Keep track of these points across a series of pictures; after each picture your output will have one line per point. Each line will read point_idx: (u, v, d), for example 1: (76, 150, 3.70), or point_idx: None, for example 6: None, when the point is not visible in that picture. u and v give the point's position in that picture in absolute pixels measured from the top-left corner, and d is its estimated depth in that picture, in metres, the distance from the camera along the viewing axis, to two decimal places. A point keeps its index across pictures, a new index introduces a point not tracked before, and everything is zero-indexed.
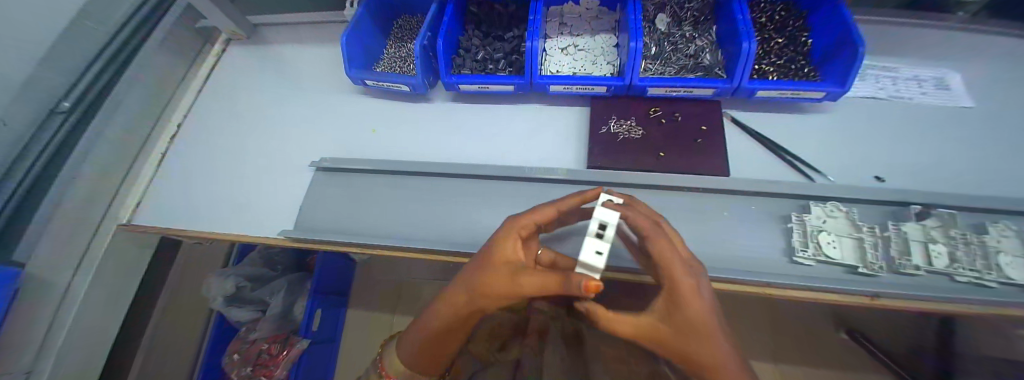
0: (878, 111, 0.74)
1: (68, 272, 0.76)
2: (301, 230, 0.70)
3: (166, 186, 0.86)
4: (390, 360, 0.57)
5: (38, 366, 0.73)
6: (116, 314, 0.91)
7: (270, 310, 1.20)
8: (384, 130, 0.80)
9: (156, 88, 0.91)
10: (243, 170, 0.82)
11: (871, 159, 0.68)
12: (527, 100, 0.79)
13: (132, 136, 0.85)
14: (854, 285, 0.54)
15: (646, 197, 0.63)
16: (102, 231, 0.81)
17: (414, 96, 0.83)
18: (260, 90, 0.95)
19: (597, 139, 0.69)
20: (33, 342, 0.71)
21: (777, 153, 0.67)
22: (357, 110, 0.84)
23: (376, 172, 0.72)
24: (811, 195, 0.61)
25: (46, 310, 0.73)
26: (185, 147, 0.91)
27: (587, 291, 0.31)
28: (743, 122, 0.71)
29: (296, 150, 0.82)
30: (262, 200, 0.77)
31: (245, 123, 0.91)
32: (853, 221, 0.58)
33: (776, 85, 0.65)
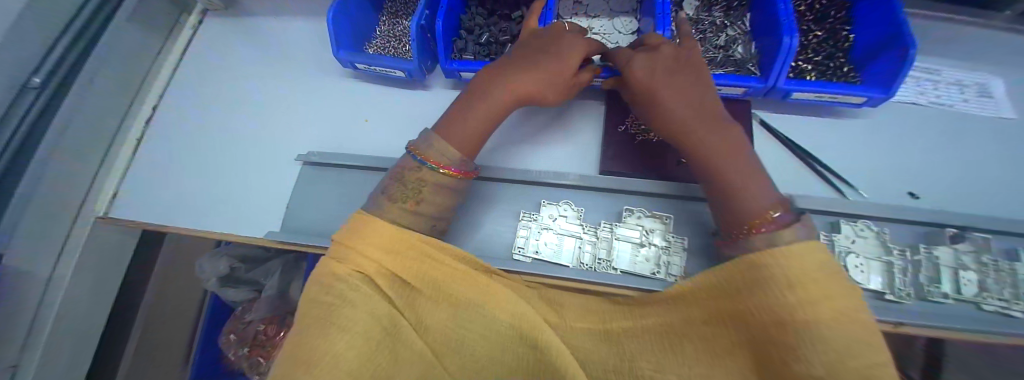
0: (918, 118, 0.68)
1: (49, 263, 0.71)
2: (290, 231, 0.65)
3: (146, 174, 0.79)
4: (438, 147, 0.46)
5: (25, 358, 0.71)
6: (104, 302, 0.88)
7: (266, 292, 1.16)
8: (376, 120, 0.72)
9: (130, 64, 0.81)
10: (226, 159, 0.76)
11: (906, 173, 0.63)
12: None
13: (106, 119, 0.77)
14: (880, 313, 0.51)
15: (662, 209, 0.58)
16: (80, 224, 0.75)
17: (410, 82, 0.75)
18: (242, 70, 0.86)
19: (612, 139, 0.63)
20: (17, 335, 0.68)
21: (808, 163, 0.61)
22: (347, 97, 0.76)
23: (370, 169, 0.66)
24: (842, 212, 0.56)
25: (28, 303, 0.69)
26: (162, 131, 0.83)
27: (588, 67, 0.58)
28: (774, 126, 0.64)
29: (282, 140, 0.75)
30: (247, 195, 0.71)
31: (226, 105, 0.82)
32: (884, 242, 0.54)
33: (815, 87, 0.58)
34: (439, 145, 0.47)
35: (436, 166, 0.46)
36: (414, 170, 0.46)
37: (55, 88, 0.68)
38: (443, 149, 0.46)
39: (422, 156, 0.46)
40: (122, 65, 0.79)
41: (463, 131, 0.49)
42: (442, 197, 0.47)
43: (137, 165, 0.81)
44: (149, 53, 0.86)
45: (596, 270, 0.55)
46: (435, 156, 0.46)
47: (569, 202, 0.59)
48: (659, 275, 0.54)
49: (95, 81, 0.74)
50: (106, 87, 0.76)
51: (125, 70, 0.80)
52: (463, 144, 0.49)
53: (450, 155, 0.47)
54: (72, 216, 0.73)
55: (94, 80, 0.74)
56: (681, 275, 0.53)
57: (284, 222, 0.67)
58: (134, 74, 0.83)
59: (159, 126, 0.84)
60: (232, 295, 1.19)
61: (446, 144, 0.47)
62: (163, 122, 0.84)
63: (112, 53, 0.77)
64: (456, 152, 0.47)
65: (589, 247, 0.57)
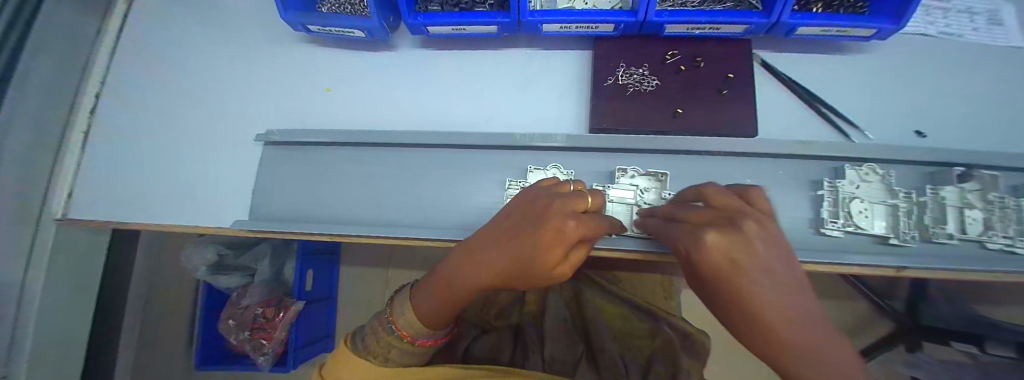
0: (927, 51, 0.63)
1: (19, 270, 0.64)
2: (261, 218, 0.61)
3: (99, 169, 0.70)
4: (405, 318, 0.48)
5: (13, 370, 0.66)
6: (86, 310, 0.82)
7: (258, 276, 1.14)
8: (340, 90, 0.65)
9: (70, 44, 0.68)
10: (176, 143, 0.68)
11: (914, 111, 0.59)
12: (514, 43, 0.63)
13: (52, 112, 0.65)
14: (884, 259, 0.49)
15: (658, 166, 0.54)
16: (42, 229, 0.67)
17: (372, 44, 0.66)
18: (184, 43, 0.74)
19: (601, 92, 0.56)
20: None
21: (813, 106, 0.56)
22: (302, 64, 0.67)
23: (337, 144, 0.60)
24: (846, 157, 0.53)
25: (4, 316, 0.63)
26: (110, 116, 0.72)
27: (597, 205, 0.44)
28: (775, 66, 0.58)
29: (234, 122, 0.66)
30: (207, 183, 0.64)
31: (169, 82, 0.72)
32: (889, 186, 0.51)
33: (821, 19, 0.52)
34: (405, 313, 0.49)
35: (401, 337, 0.48)
36: (383, 334, 0.48)
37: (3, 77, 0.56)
38: (406, 323, 0.48)
39: (393, 324, 0.48)
40: (62, 47, 0.66)
41: (427, 298, 0.47)
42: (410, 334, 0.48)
43: (93, 160, 0.71)
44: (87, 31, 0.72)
45: None
46: (403, 326, 0.48)
47: (557, 165, 0.55)
48: None
49: (33, 70, 0.61)
50: (45, 74, 0.63)
51: (66, 50, 0.67)
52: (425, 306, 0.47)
53: (411, 325, 0.48)
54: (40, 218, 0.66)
55: (30, 67, 0.61)
56: None
57: (252, 210, 0.62)
58: (76, 56, 0.70)
59: (105, 118, 0.72)
60: (225, 282, 1.15)
61: (412, 313, 0.48)
62: (115, 111, 0.72)
63: (47, 33, 0.63)
64: (421, 325, 0.48)
65: None
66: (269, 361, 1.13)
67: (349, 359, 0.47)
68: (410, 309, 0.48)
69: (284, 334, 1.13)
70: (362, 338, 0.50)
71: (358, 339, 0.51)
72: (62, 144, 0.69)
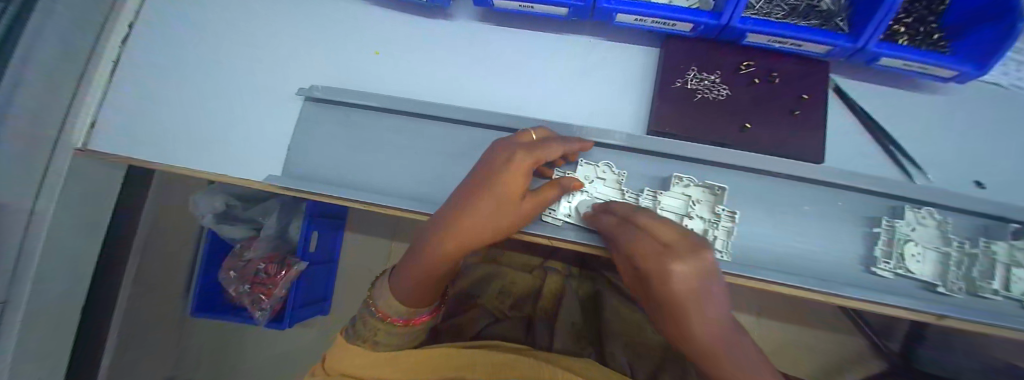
0: (998, 102, 0.61)
1: (28, 194, 0.61)
2: (294, 176, 0.58)
3: (124, 101, 0.67)
4: (384, 301, 0.51)
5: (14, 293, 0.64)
6: (90, 243, 0.80)
7: (264, 231, 1.14)
8: (390, 54, 0.61)
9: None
10: (210, 84, 0.65)
11: (977, 161, 0.57)
12: (578, 30, 0.60)
13: (80, 34, 0.61)
14: (929, 306, 0.48)
15: (717, 180, 0.52)
16: (58, 156, 0.64)
17: (427, 10, 0.63)
18: None
19: (667, 94, 0.54)
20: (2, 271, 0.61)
21: (880, 140, 0.54)
22: (351, 20, 0.63)
23: (382, 110, 0.58)
24: (907, 197, 0.51)
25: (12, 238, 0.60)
26: (140, 47, 0.69)
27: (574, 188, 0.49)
28: (848, 93, 0.56)
29: (274, 71, 0.63)
30: (239, 130, 0.62)
31: (207, 18, 0.68)
32: (944, 233, 0.50)
33: (909, 52, 0.50)
34: (384, 295, 0.51)
35: (383, 319, 0.50)
36: (368, 319, 0.51)
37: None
38: (386, 305, 0.50)
39: (375, 308, 0.51)
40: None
41: (401, 283, 0.49)
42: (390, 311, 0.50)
43: (120, 91, 0.67)
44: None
45: None
46: (382, 309, 0.50)
47: (609, 163, 0.52)
48: None
49: None
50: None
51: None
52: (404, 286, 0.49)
53: (389, 306, 0.50)
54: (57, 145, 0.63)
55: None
56: (727, 251, 0.49)
57: (283, 165, 0.59)
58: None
59: (139, 51, 0.69)
60: (228, 232, 1.14)
61: (390, 296, 0.50)
62: (147, 45, 0.69)
63: None
64: (400, 305, 0.50)
65: None
66: (267, 316, 1.13)
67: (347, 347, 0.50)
68: (388, 293, 0.51)
69: (283, 291, 1.12)
70: (354, 326, 0.53)
71: (351, 328, 0.53)
72: (86, 69, 0.65)
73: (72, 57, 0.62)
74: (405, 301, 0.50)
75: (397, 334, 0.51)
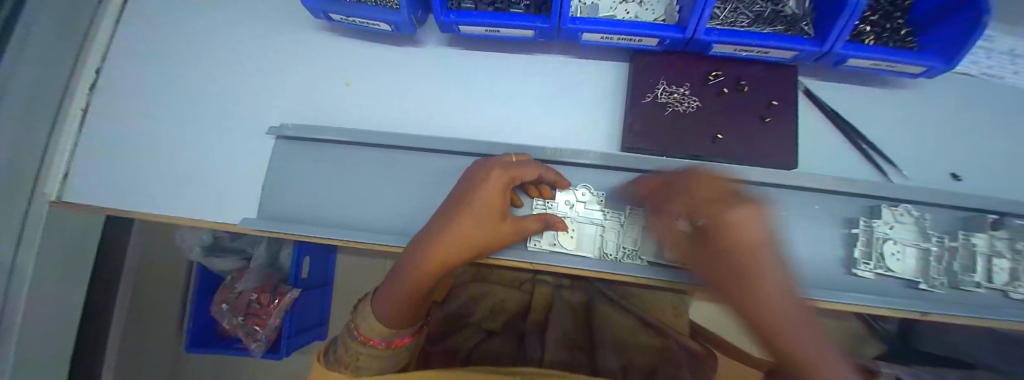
0: (968, 92, 0.61)
1: (8, 251, 0.60)
2: (272, 217, 0.58)
3: (100, 148, 0.66)
4: (366, 321, 0.46)
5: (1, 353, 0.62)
6: (77, 291, 0.78)
7: (254, 260, 1.14)
8: (360, 85, 0.61)
9: (72, 14, 0.62)
10: (181, 128, 0.64)
11: (950, 152, 0.57)
12: (548, 49, 0.60)
13: (50, 85, 0.60)
14: (913, 304, 0.49)
15: None
16: (34, 210, 0.62)
17: (395, 38, 0.62)
18: (192, 20, 0.69)
19: (638, 110, 0.54)
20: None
21: (853, 140, 0.55)
22: (319, 52, 0.63)
23: (355, 143, 0.57)
24: (884, 197, 0.51)
25: None
26: (110, 94, 0.68)
27: (559, 228, 0.49)
28: (818, 95, 0.56)
29: (245, 110, 0.62)
30: (213, 174, 0.61)
31: (175, 61, 0.67)
32: (923, 230, 0.51)
33: (874, 53, 0.50)
34: (366, 316, 0.46)
35: (365, 342, 0.45)
36: (349, 342, 0.46)
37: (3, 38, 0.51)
38: (367, 327, 0.45)
39: (357, 330, 0.46)
40: (65, 17, 0.61)
41: (383, 299, 0.44)
42: (372, 331, 0.45)
43: (91, 138, 0.66)
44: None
45: (621, 260, 0.51)
46: (365, 331, 0.45)
47: (587, 186, 0.53)
48: None
49: None
50: (48, 49, 0.58)
51: (68, 20, 0.61)
52: (384, 305, 0.44)
53: (371, 327, 0.45)
54: (33, 198, 0.61)
55: (30, 32, 0.55)
56: None
57: (261, 205, 0.58)
58: (78, 26, 0.64)
59: (109, 96, 0.68)
60: (218, 264, 1.13)
61: (371, 316, 0.46)
62: (119, 89, 0.68)
63: None
64: (382, 326, 0.45)
65: (612, 234, 0.52)
66: (262, 348, 1.10)
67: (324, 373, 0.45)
68: (370, 314, 0.46)
69: (278, 320, 1.09)
70: (334, 352, 0.48)
71: (329, 354, 0.48)
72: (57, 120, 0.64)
73: (43, 112, 0.60)
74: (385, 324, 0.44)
75: (381, 355, 0.46)
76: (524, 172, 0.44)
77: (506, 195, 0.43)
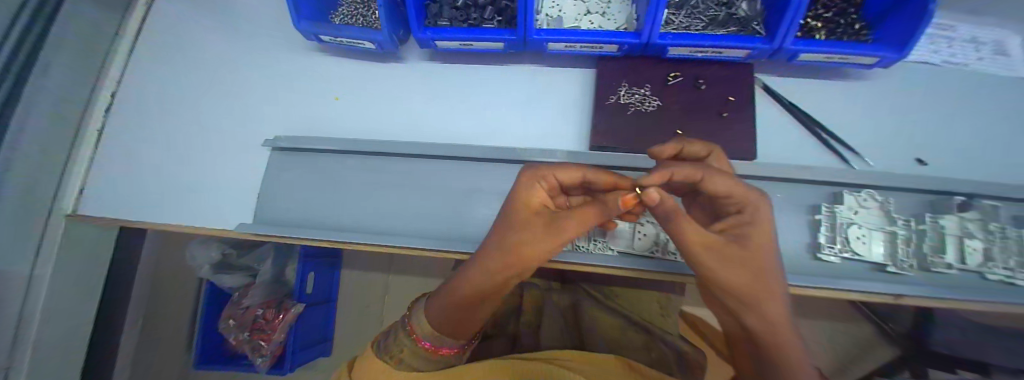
0: (933, 79, 0.63)
1: (28, 261, 0.66)
2: (266, 222, 0.62)
3: (114, 165, 0.72)
4: (421, 316, 0.45)
5: (16, 359, 0.67)
6: (90, 305, 0.83)
7: (260, 276, 1.13)
8: (349, 100, 0.66)
9: (88, 46, 0.70)
10: (188, 144, 0.70)
11: (916, 138, 0.59)
12: (519, 59, 0.64)
13: (67, 110, 0.67)
14: (880, 286, 0.49)
15: None
16: (52, 223, 0.69)
17: (381, 55, 0.68)
18: (197, 47, 0.76)
19: (603, 112, 0.57)
20: (3, 338, 0.64)
21: (812, 131, 0.57)
22: (312, 72, 0.69)
23: (343, 152, 0.62)
24: (846, 183, 0.53)
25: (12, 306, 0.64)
26: (124, 118, 0.75)
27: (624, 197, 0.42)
28: (777, 90, 0.59)
29: (245, 126, 0.68)
30: (216, 184, 0.66)
31: (183, 84, 0.74)
32: (888, 214, 0.52)
33: (823, 47, 0.53)
34: (421, 313, 0.45)
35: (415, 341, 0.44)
36: (399, 334, 0.45)
37: (17, 76, 0.57)
38: (419, 326, 0.44)
39: (409, 324, 0.45)
40: (83, 51, 0.68)
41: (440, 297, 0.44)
42: (428, 329, 0.44)
43: (105, 157, 0.73)
44: (106, 32, 0.74)
45: (593, 251, 0.53)
46: (417, 328, 0.44)
47: None
48: (659, 254, 0.52)
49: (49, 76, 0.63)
50: (62, 81, 0.65)
51: (82, 53, 0.69)
52: (439, 305, 0.43)
53: (423, 328, 0.44)
54: (48, 212, 0.68)
55: (47, 65, 0.63)
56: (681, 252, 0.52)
57: (257, 213, 0.63)
58: (91, 57, 0.71)
59: (123, 118, 0.75)
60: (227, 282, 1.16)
61: (425, 315, 0.45)
62: (130, 113, 0.75)
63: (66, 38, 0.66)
64: (435, 329, 0.43)
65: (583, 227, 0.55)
66: (266, 363, 1.12)
67: (371, 360, 0.43)
68: (424, 315, 0.44)
69: (282, 335, 1.11)
70: (385, 338, 0.47)
71: (377, 344, 0.46)
72: (76, 142, 0.71)
73: (61, 135, 0.67)
74: (437, 323, 0.43)
75: (431, 354, 0.44)
76: (536, 183, 0.38)
77: (523, 212, 0.37)
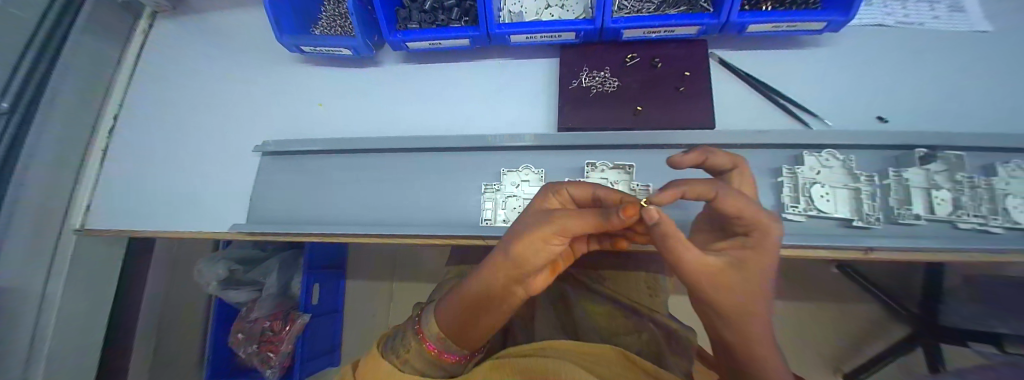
0: (888, 40, 0.64)
1: (40, 277, 0.71)
2: (257, 224, 0.65)
3: (118, 182, 0.77)
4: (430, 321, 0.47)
5: (30, 372, 0.70)
6: (102, 322, 0.85)
7: (267, 290, 1.14)
8: (331, 105, 0.70)
9: (90, 76, 0.76)
10: (187, 157, 0.74)
11: (874, 98, 0.60)
12: (488, 54, 0.68)
13: (73, 133, 0.74)
14: (848, 240, 0.50)
15: (626, 159, 0.56)
16: (62, 239, 0.74)
17: (358, 61, 0.72)
18: (193, 69, 0.81)
19: (566, 95, 0.60)
20: (16, 351, 0.68)
21: (768, 96, 0.59)
22: (296, 82, 0.73)
23: (325, 152, 0.65)
24: (805, 144, 0.54)
25: (24, 320, 0.68)
26: (126, 138, 0.80)
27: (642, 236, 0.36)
28: (732, 63, 0.62)
29: (237, 137, 0.73)
30: (213, 193, 0.70)
31: (181, 104, 0.79)
32: (850, 170, 0.53)
33: (768, 18, 0.55)
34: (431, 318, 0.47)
35: (425, 341, 0.45)
36: (408, 334, 0.47)
37: (25, 109, 0.66)
38: (428, 327, 0.46)
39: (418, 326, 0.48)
40: (86, 82, 0.75)
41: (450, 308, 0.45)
42: (431, 336, 0.45)
43: (109, 176, 0.78)
44: (109, 62, 0.80)
45: None
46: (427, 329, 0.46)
47: (529, 166, 0.58)
48: None
49: (56, 103, 0.71)
50: (65, 107, 0.72)
51: (86, 81, 0.75)
52: (448, 318, 0.44)
53: (432, 330, 0.46)
54: (57, 229, 0.73)
55: (54, 95, 0.70)
56: None
57: (250, 214, 0.67)
58: (96, 84, 0.77)
59: (123, 137, 0.80)
60: (234, 297, 1.16)
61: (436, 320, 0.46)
62: (132, 134, 0.80)
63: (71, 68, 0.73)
64: (444, 330, 0.45)
65: None
66: (276, 374, 1.13)
67: (376, 355, 0.45)
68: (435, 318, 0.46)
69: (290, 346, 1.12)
70: (392, 339, 0.49)
71: (387, 340, 0.49)
72: (83, 164, 0.77)
73: (66, 158, 0.73)
74: (444, 333, 0.45)
75: (434, 360, 0.45)
76: (550, 196, 0.37)
77: (532, 214, 0.36)
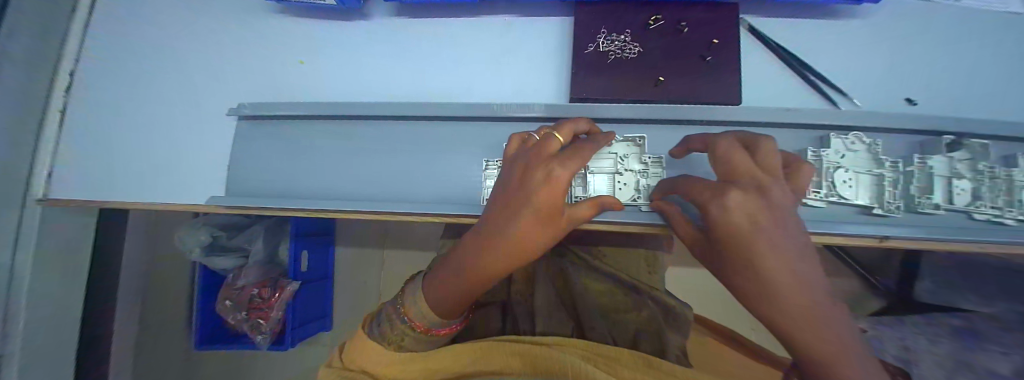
0: (932, 14, 0.59)
1: (6, 250, 0.65)
2: (240, 196, 0.60)
3: (82, 147, 0.69)
4: (416, 305, 0.43)
5: (8, 347, 0.66)
6: (78, 296, 0.80)
7: (252, 256, 1.11)
8: (314, 64, 0.63)
9: (47, 23, 0.65)
10: (155, 119, 0.66)
11: (906, 76, 0.57)
12: (494, 10, 0.60)
13: (31, 92, 0.65)
14: (868, 228, 0.49)
15: (636, 131, 0.53)
16: (26, 210, 0.67)
17: (345, 13, 0.63)
18: (157, 17, 0.70)
19: (581, 61, 0.54)
20: None
21: (799, 72, 0.55)
22: (274, 34, 0.65)
23: (311, 117, 0.58)
24: (834, 125, 0.51)
25: None
26: (87, 96, 0.70)
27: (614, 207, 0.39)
28: (762, 31, 0.57)
29: (210, 98, 0.65)
30: (188, 160, 0.64)
31: (144, 58, 0.70)
32: (876, 156, 0.50)
33: None
34: (418, 301, 0.44)
35: (415, 328, 0.43)
36: (394, 320, 0.44)
37: None
38: (418, 312, 0.43)
39: (405, 312, 0.44)
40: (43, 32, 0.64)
41: (440, 286, 0.42)
42: (422, 320, 0.43)
43: (73, 138, 0.70)
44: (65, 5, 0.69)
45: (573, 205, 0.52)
46: (416, 317, 0.43)
47: None
48: (640, 201, 0.51)
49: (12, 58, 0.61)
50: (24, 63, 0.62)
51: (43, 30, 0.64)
52: (438, 296, 0.43)
53: (422, 313, 0.43)
54: (18, 198, 0.65)
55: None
56: None
57: (231, 185, 0.61)
58: (52, 30, 0.67)
59: (83, 99, 0.70)
60: (219, 263, 1.11)
61: (424, 302, 0.43)
62: (92, 91, 0.70)
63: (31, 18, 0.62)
64: (435, 315, 0.43)
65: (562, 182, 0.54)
66: (268, 339, 1.11)
67: (367, 345, 0.44)
68: (423, 300, 0.43)
69: (280, 313, 1.10)
70: (377, 322, 0.46)
71: (374, 322, 0.46)
72: (42, 124, 0.68)
73: (24, 121, 0.64)
74: (434, 311, 0.43)
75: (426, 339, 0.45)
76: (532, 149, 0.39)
77: (521, 169, 0.37)
